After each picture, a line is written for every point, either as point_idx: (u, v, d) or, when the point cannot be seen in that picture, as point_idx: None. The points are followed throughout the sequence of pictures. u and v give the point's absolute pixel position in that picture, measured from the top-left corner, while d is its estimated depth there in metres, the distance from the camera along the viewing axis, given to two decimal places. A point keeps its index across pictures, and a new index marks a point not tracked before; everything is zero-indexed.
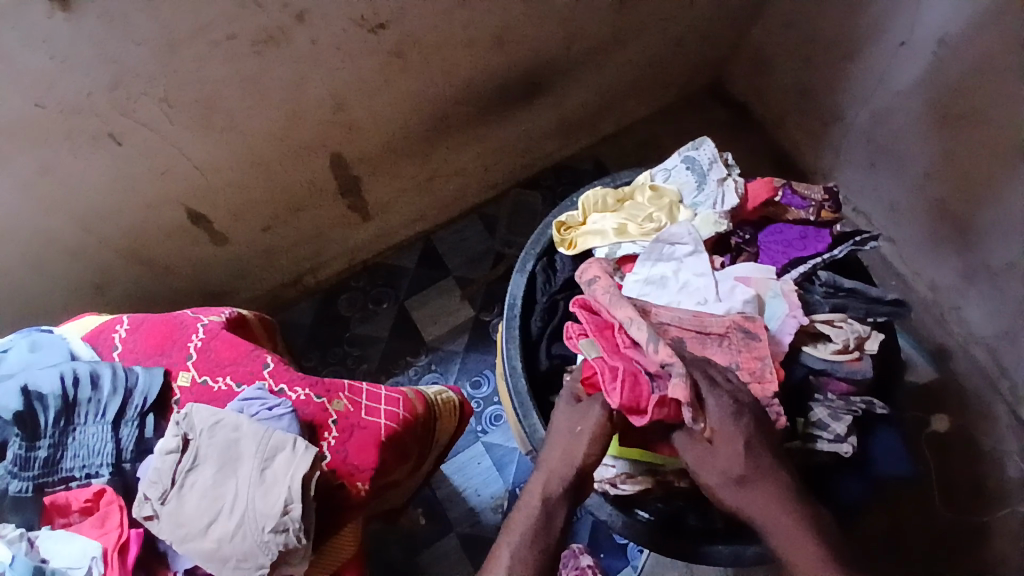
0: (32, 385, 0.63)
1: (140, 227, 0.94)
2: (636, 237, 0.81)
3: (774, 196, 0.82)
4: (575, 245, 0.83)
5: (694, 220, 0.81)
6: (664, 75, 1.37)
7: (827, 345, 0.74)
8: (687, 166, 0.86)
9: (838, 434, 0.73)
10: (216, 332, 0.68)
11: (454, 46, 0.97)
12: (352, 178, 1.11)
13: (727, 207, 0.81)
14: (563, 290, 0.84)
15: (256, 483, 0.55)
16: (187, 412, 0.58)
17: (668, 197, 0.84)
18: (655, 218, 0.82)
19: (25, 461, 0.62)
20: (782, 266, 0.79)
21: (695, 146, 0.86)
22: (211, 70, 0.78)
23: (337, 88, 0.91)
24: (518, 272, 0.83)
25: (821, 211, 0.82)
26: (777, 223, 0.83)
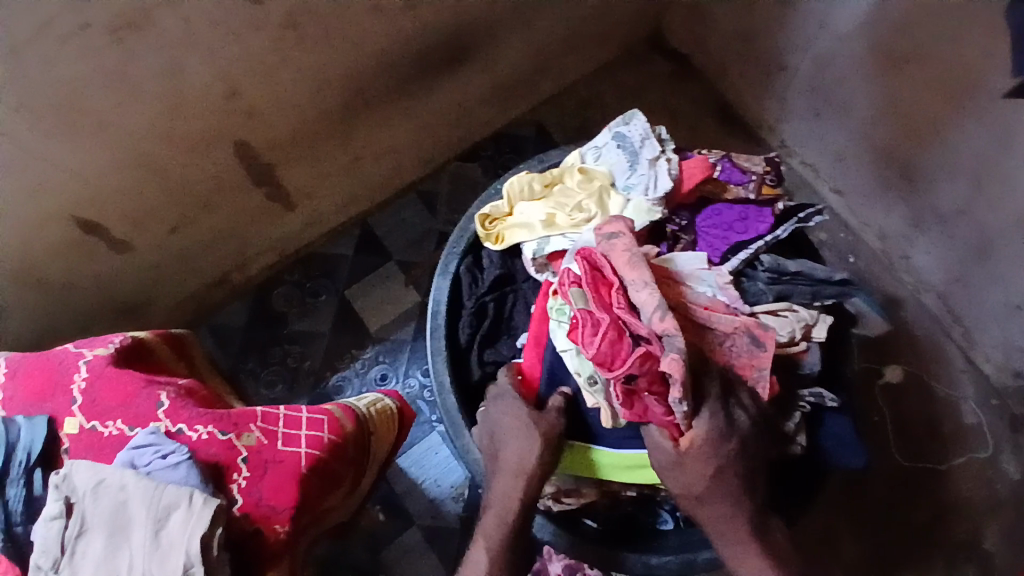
0: None
1: (26, 247, 0.84)
2: (565, 229, 0.77)
3: (711, 173, 0.77)
4: (502, 238, 0.80)
5: (626, 208, 0.76)
6: (600, 29, 1.28)
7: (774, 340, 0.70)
8: (618, 143, 0.80)
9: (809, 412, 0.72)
10: (101, 370, 0.61)
11: (358, 11, 0.87)
12: (266, 167, 1.01)
13: (659, 192, 0.75)
14: (491, 290, 0.82)
15: (151, 549, 0.50)
16: (66, 472, 0.52)
17: (598, 180, 0.79)
18: (585, 207, 0.77)
19: None
20: (722, 254, 0.75)
21: (625, 121, 0.81)
22: (69, 68, 0.68)
23: (226, 71, 0.81)
24: (440, 275, 0.81)
25: (761, 186, 0.77)
26: (715, 203, 0.79)
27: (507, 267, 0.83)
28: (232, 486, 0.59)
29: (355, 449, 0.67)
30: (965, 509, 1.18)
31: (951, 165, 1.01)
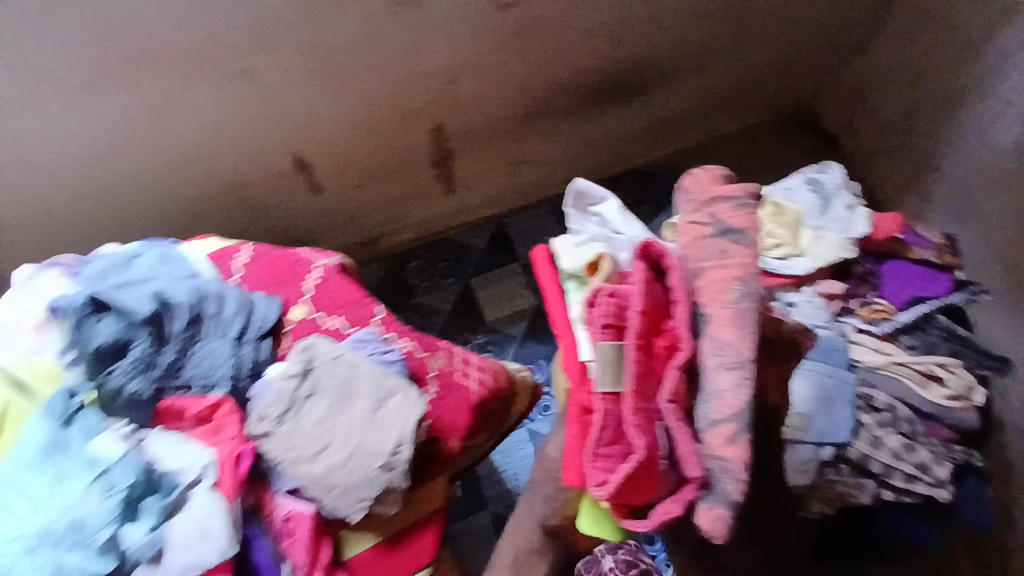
0: (166, 294, 0.64)
1: (247, 167, 0.97)
2: (756, 251, 0.79)
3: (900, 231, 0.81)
4: None
5: (818, 245, 0.79)
6: (758, 93, 1.37)
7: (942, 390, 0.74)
8: (813, 188, 0.84)
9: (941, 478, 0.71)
10: (333, 274, 0.71)
11: (572, 31, 0.98)
12: (448, 150, 1.12)
13: (855, 234, 0.79)
14: None
15: (370, 422, 0.59)
16: (310, 342, 0.62)
17: (790, 216, 0.82)
18: (776, 236, 0.80)
19: (150, 362, 0.62)
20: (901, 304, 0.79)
21: (822, 170, 0.85)
22: (347, 26, 0.81)
23: (455, 59, 0.92)
24: (620, 267, 0.82)
25: (943, 255, 0.81)
26: (899, 258, 0.82)
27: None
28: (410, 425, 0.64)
29: (504, 405, 0.73)
30: None
31: None
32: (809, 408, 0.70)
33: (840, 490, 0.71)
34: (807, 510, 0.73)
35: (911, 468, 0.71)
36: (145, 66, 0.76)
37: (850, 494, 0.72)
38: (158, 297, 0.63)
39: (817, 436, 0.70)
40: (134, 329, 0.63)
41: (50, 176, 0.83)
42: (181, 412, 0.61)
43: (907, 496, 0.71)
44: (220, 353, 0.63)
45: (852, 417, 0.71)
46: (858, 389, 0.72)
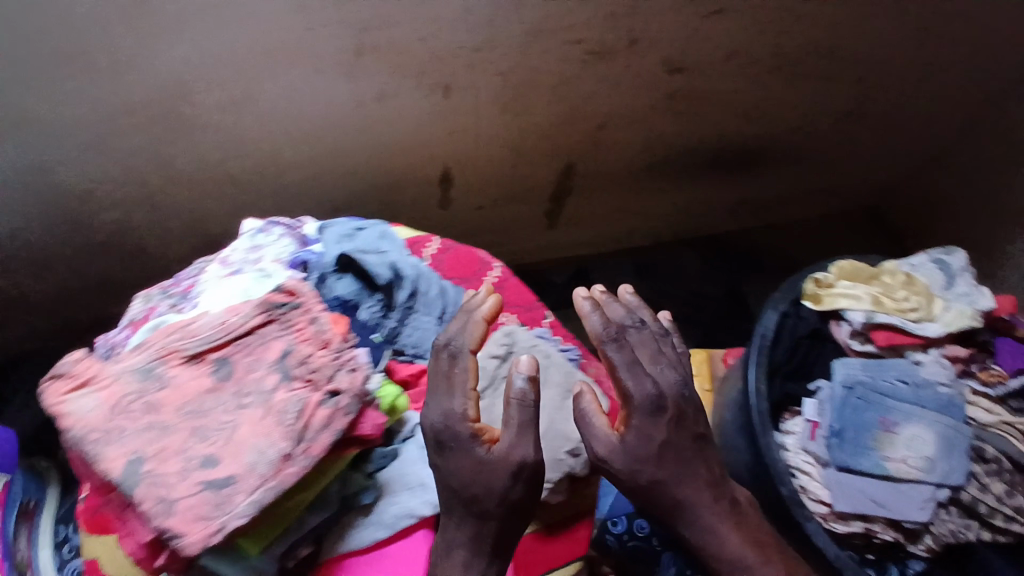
0: (396, 266, 0.70)
1: (401, 172, 1.04)
2: (892, 311, 0.75)
3: (1012, 315, 0.77)
4: (823, 302, 0.79)
5: (944, 314, 0.76)
6: (836, 191, 1.51)
7: None
8: (934, 264, 0.81)
9: None
10: (508, 278, 0.78)
11: (711, 108, 1.09)
12: (568, 187, 1.22)
13: (982, 308, 0.76)
14: (809, 337, 0.78)
15: (558, 406, 0.71)
16: (512, 330, 0.73)
17: (921, 286, 0.78)
18: (911, 300, 0.76)
19: (376, 325, 0.69)
20: (1009, 371, 0.75)
21: (949, 251, 0.82)
22: (544, 64, 0.90)
23: (613, 110, 1.03)
24: (773, 308, 0.77)
25: None
26: (1006, 337, 0.77)
27: (821, 330, 0.79)
28: (647, 457, 0.61)
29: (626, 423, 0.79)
30: None
31: None
32: (934, 451, 0.70)
33: (951, 528, 0.71)
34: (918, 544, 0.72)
35: (1012, 511, 0.70)
36: (371, 64, 0.84)
37: (959, 532, 0.72)
38: (391, 268, 0.70)
39: (940, 477, 0.70)
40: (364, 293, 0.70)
41: (245, 141, 0.91)
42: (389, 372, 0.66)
43: (1009, 537, 0.71)
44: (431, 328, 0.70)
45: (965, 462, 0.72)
46: (971, 438, 0.73)
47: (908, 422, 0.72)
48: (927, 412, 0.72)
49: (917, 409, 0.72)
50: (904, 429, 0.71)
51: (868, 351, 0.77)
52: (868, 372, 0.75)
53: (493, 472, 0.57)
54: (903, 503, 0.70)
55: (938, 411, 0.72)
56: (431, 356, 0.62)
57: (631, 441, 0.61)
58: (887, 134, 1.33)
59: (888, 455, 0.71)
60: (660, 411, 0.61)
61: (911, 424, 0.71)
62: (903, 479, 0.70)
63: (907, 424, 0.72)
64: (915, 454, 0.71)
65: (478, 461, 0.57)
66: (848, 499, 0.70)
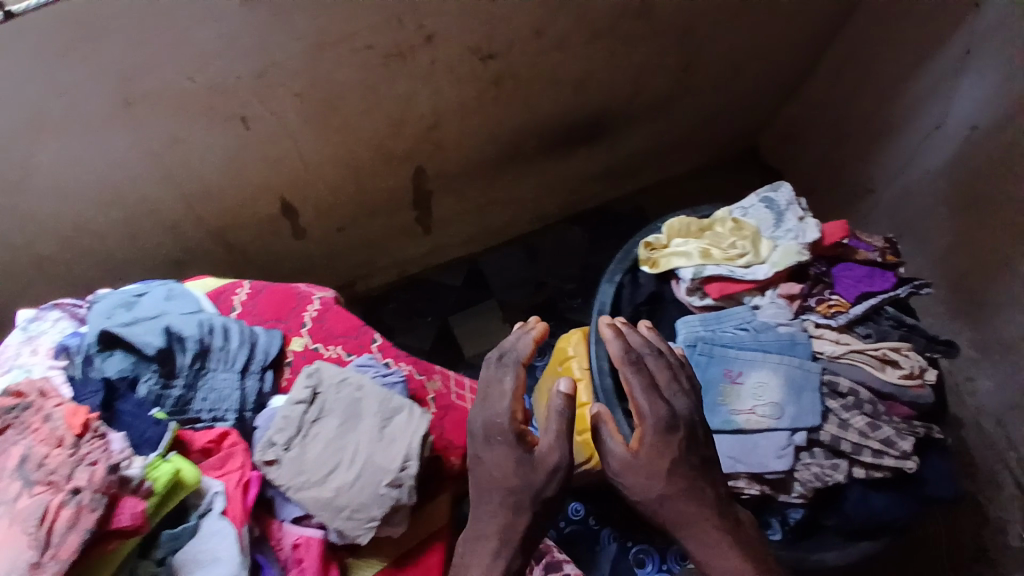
0: (173, 327, 0.62)
1: (234, 212, 0.97)
2: (720, 262, 0.74)
3: (845, 237, 0.74)
4: (659, 263, 0.77)
5: (773, 253, 0.74)
6: (704, 136, 1.53)
7: (895, 370, 0.69)
8: (763, 204, 0.79)
9: (905, 451, 0.65)
10: (330, 304, 0.72)
11: (544, 84, 1.06)
12: (426, 193, 1.17)
13: (810, 241, 0.72)
14: (649, 301, 0.78)
15: (376, 439, 0.58)
16: (316, 367, 0.62)
17: (749, 230, 0.76)
18: (738, 246, 0.74)
19: (157, 398, 0.61)
20: (849, 300, 0.72)
21: (774, 187, 0.80)
22: (343, 73, 0.83)
23: (440, 107, 0.97)
24: (607, 280, 0.77)
25: (886, 255, 0.76)
26: (847, 260, 0.75)
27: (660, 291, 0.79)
28: (657, 475, 0.60)
29: None
30: None
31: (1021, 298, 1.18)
32: (779, 396, 0.67)
33: (816, 472, 0.66)
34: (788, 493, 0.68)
35: (879, 445, 0.65)
36: (150, 109, 0.78)
37: (826, 476, 0.66)
38: (165, 330, 0.62)
39: (790, 421, 0.66)
40: (140, 364, 0.61)
41: (36, 215, 0.84)
42: (186, 445, 0.60)
43: (881, 473, 0.66)
44: (229, 383, 0.63)
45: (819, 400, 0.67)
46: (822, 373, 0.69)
47: (750, 371, 0.69)
48: (767, 358, 0.69)
49: (755, 357, 0.70)
50: (748, 377, 0.69)
51: (707, 305, 0.75)
52: (706, 326, 0.73)
53: (524, 473, 0.59)
54: (758, 456, 0.66)
55: (779, 353, 0.69)
56: (484, 362, 0.65)
57: (641, 459, 0.60)
58: (733, 71, 1.34)
59: (737, 408, 0.68)
60: (674, 431, 0.60)
61: (753, 371, 0.69)
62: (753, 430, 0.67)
63: (751, 373, 0.69)
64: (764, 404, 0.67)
65: (511, 465, 0.59)
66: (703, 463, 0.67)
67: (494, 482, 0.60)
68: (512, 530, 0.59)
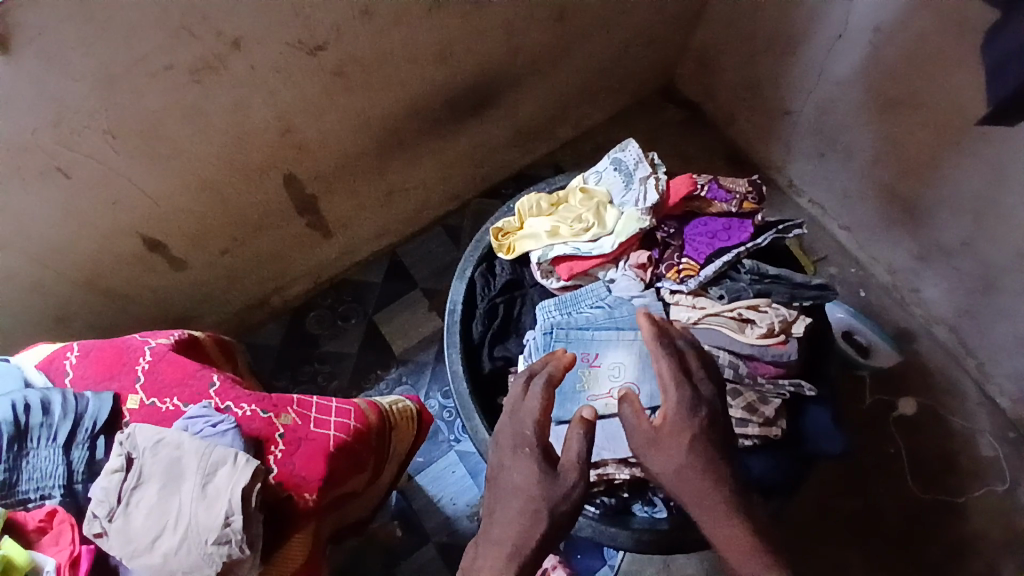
0: None
1: (95, 259, 0.93)
2: (568, 239, 0.85)
3: (697, 190, 0.83)
4: (513, 249, 0.88)
5: (618, 220, 0.84)
6: (614, 80, 1.44)
7: (754, 329, 0.78)
8: (615, 167, 0.88)
9: (768, 417, 0.76)
10: (164, 353, 0.68)
11: (397, 62, 0.99)
12: (308, 197, 1.12)
13: (649, 204, 0.82)
14: (502, 293, 0.88)
15: (198, 498, 0.56)
16: (130, 431, 0.59)
17: (597, 199, 0.87)
18: (585, 219, 0.85)
19: None
20: (705, 257, 0.82)
21: (622, 147, 0.87)
22: (148, 102, 0.78)
23: (282, 109, 0.93)
24: (458, 278, 0.88)
25: (743, 203, 0.83)
26: (703, 216, 0.85)
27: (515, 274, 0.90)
28: (678, 447, 0.63)
29: (377, 438, 0.75)
30: (987, 542, 1.21)
31: (951, 200, 1.13)
32: (634, 374, 0.78)
33: None
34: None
35: (742, 412, 0.76)
36: None
37: None
38: None
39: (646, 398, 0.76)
40: None
41: None
42: (20, 527, 0.59)
43: (749, 438, 0.76)
44: (51, 461, 0.61)
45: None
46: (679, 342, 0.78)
47: (611, 353, 0.79)
48: (624, 338, 0.79)
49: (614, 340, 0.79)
50: (606, 357, 0.79)
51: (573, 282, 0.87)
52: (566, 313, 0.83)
53: (549, 481, 0.63)
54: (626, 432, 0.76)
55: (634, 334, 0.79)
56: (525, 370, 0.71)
57: (663, 433, 0.64)
58: (614, 10, 1.24)
59: (598, 392, 0.78)
60: (697, 409, 0.64)
61: (613, 353, 0.79)
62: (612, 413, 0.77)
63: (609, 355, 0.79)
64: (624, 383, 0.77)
65: (534, 476, 0.63)
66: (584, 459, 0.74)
67: (514, 493, 0.63)
68: (529, 535, 0.61)
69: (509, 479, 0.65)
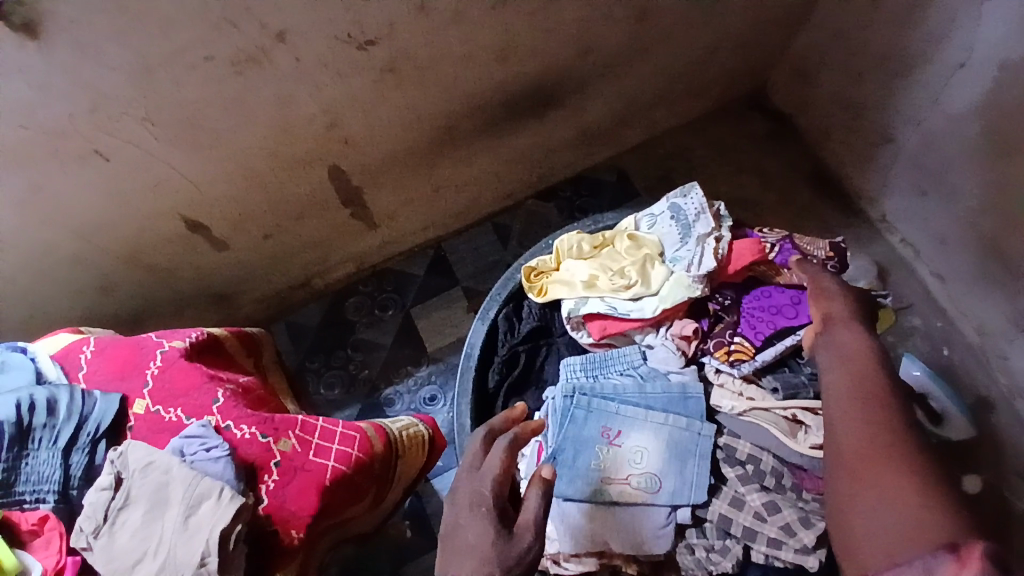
0: None
1: (137, 237, 0.95)
2: (602, 293, 0.84)
3: (766, 254, 0.83)
4: (544, 292, 0.89)
5: (666, 280, 0.82)
6: (694, 85, 1.32)
7: (808, 439, 0.74)
8: (672, 214, 0.88)
9: (806, 545, 0.69)
10: (173, 360, 0.71)
11: (452, 60, 0.93)
12: (353, 189, 1.09)
13: (703, 270, 0.81)
14: (524, 341, 0.90)
15: (179, 530, 0.58)
16: (123, 450, 0.62)
17: (645, 249, 0.87)
18: (626, 273, 0.84)
19: None
20: (767, 337, 0.80)
21: (684, 194, 0.88)
22: (188, 92, 0.77)
23: (328, 104, 0.89)
24: (478, 321, 0.91)
25: (817, 272, 0.81)
26: (767, 285, 0.84)
27: (544, 320, 0.91)
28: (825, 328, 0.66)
29: (383, 468, 0.72)
30: None
31: None
32: (656, 463, 0.75)
33: (699, 558, 0.73)
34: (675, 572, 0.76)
35: (776, 531, 0.70)
36: None
37: (713, 562, 0.73)
38: None
39: (665, 494, 0.74)
40: None
41: None
42: (15, 526, 0.64)
43: (781, 562, 0.70)
44: (49, 464, 0.65)
45: (704, 471, 0.74)
46: (718, 439, 0.77)
47: (635, 435, 0.77)
48: (649, 420, 0.77)
49: (642, 422, 0.77)
50: (628, 439, 0.77)
51: (607, 341, 0.86)
52: (591, 378, 0.83)
53: (502, 543, 0.55)
54: (641, 524, 0.73)
55: (665, 416, 0.77)
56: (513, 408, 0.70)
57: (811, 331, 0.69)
58: (702, 12, 1.11)
59: (614, 479, 0.75)
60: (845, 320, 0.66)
61: (638, 435, 0.77)
62: (627, 501, 0.74)
63: (632, 436, 0.77)
64: (644, 468, 0.75)
65: (490, 536, 0.55)
66: (585, 543, 0.73)
67: (467, 552, 0.55)
68: None
69: (462, 538, 0.57)
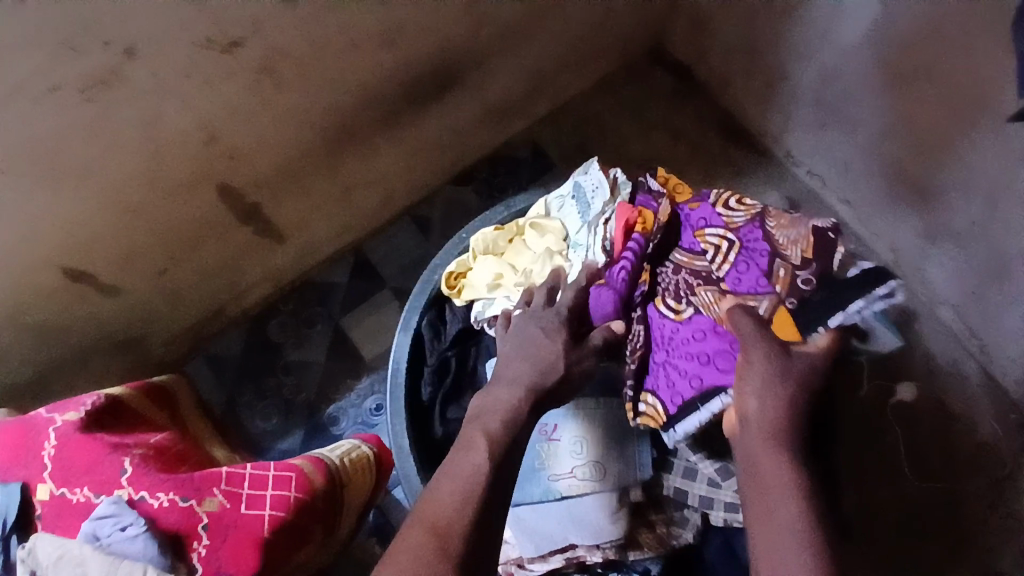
0: None
1: (12, 297, 0.85)
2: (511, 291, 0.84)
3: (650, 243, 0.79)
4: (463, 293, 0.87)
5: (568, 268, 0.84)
6: (594, 47, 1.30)
7: None
8: (575, 194, 0.88)
9: None
10: (70, 435, 0.64)
11: (334, 53, 0.86)
12: (252, 204, 1.01)
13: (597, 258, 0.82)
14: (453, 345, 0.88)
15: None
16: (30, 546, 0.58)
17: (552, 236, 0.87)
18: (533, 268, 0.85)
19: None
20: (692, 399, 0.73)
21: (582, 171, 0.87)
22: (35, 129, 0.68)
23: (203, 119, 0.81)
24: (401, 332, 0.85)
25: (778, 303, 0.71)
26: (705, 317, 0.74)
27: (469, 321, 0.89)
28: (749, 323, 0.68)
29: (327, 504, 0.68)
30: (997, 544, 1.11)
31: (964, 179, 0.98)
32: (593, 452, 0.80)
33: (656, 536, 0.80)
34: (637, 548, 0.80)
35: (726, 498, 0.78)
36: None
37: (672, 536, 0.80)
38: None
39: (607, 479, 0.79)
40: None
41: None
42: None
43: (739, 524, 0.78)
44: None
45: (642, 449, 0.81)
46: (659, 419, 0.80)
47: (571, 430, 0.82)
48: (580, 411, 0.82)
49: (574, 416, 0.82)
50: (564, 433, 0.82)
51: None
52: None
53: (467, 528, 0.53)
54: (590, 514, 0.79)
55: (591, 405, 0.82)
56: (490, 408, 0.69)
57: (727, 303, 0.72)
58: None
59: (560, 475, 0.81)
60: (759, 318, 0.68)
61: (572, 427, 0.82)
62: (577, 492, 0.80)
63: (567, 430, 0.82)
64: (585, 458, 0.81)
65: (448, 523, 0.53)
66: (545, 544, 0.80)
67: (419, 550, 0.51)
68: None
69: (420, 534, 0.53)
